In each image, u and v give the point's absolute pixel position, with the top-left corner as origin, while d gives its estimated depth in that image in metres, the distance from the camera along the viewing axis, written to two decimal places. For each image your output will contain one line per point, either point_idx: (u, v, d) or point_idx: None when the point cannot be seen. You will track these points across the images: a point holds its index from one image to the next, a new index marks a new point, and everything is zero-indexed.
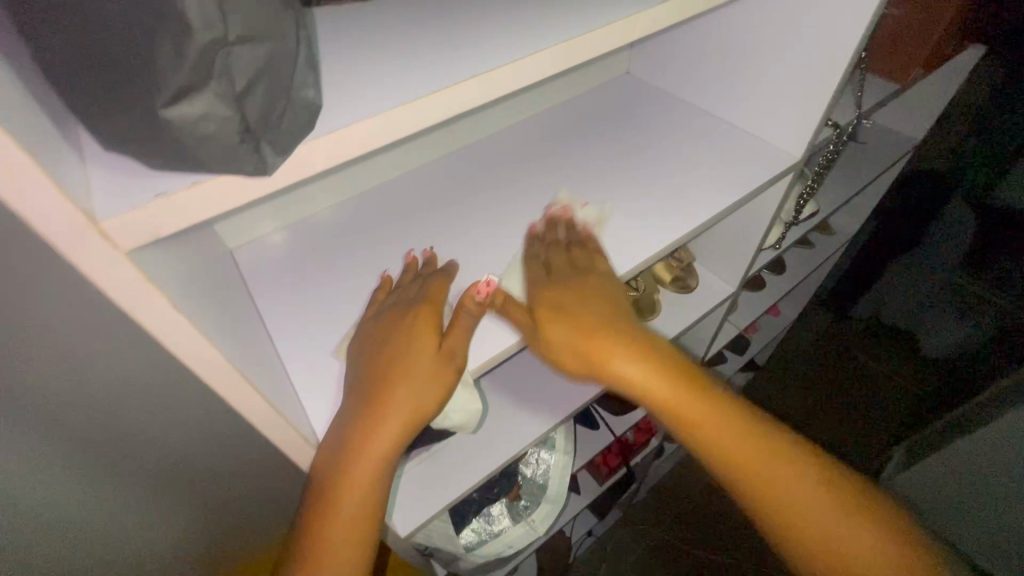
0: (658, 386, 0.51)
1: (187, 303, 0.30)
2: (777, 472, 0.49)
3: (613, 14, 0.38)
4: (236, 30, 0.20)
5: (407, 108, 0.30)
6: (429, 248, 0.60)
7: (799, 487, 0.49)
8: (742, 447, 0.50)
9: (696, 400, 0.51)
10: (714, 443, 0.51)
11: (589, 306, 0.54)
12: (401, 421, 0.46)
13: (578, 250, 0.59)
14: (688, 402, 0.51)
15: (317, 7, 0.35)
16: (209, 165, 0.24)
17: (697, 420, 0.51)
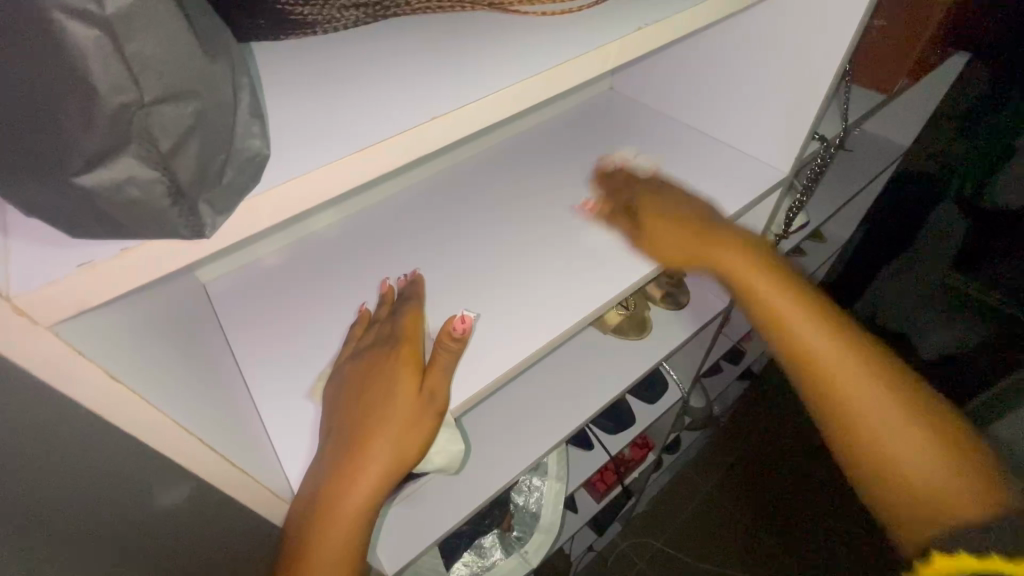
0: (754, 300, 0.52)
1: (134, 371, 0.27)
2: (874, 398, 0.45)
3: (587, 42, 0.37)
4: (153, 90, 0.18)
5: (364, 154, 0.28)
6: (412, 272, 0.58)
7: (897, 419, 0.44)
8: (841, 366, 0.47)
9: (793, 320, 0.50)
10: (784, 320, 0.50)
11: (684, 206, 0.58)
12: (384, 466, 0.44)
13: (642, 181, 0.63)
14: (779, 310, 0.50)
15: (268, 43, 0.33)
16: (138, 231, 0.21)
17: (793, 338, 0.49)
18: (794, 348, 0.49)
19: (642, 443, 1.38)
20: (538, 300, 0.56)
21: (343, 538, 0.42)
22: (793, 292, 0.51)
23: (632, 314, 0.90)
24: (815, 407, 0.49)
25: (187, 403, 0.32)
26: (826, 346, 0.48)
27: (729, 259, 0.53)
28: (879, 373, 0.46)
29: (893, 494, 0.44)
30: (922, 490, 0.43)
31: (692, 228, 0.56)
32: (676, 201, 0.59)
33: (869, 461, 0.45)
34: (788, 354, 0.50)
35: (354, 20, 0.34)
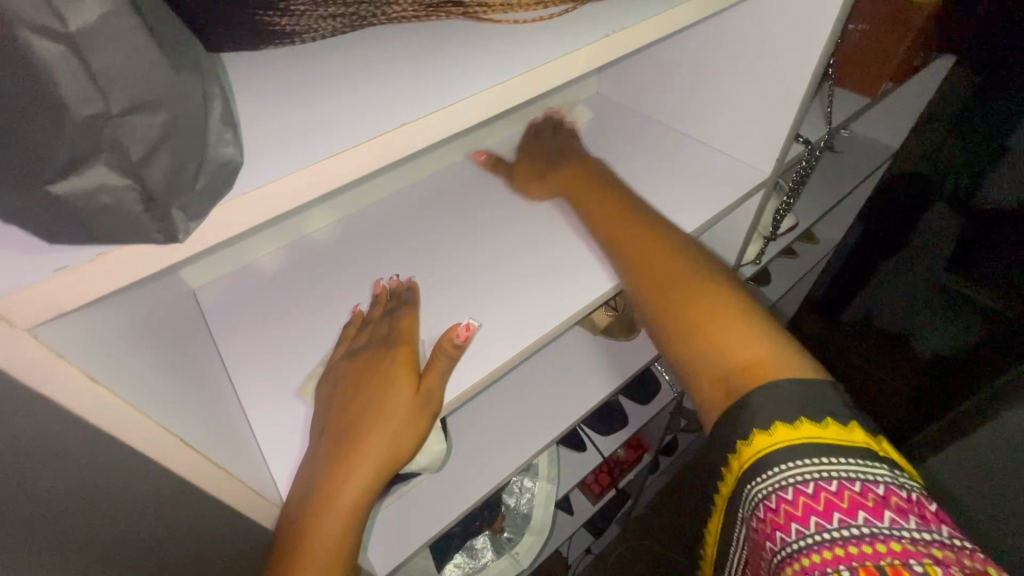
0: (607, 221, 0.56)
1: (115, 372, 0.28)
2: (691, 283, 0.47)
3: (558, 46, 0.38)
4: (121, 103, 0.19)
5: (337, 159, 0.29)
6: (402, 277, 0.59)
7: (711, 299, 0.46)
8: (677, 267, 0.49)
9: (639, 230, 0.54)
10: (618, 233, 0.55)
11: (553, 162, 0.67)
12: (375, 466, 0.44)
13: (540, 133, 0.72)
14: (625, 228, 0.54)
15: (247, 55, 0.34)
16: (112, 236, 0.22)
17: (639, 244, 0.52)
18: (635, 256, 0.52)
19: (637, 444, 1.38)
20: (523, 303, 0.57)
21: (332, 536, 0.42)
22: (629, 211, 0.56)
23: (622, 315, 0.90)
24: (648, 303, 0.49)
25: (170, 405, 0.32)
26: (648, 247, 0.52)
27: (586, 193, 0.60)
28: (704, 270, 0.48)
29: (706, 369, 0.43)
30: (729, 359, 0.42)
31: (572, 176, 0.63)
32: (551, 158, 0.67)
33: (687, 339, 0.45)
34: (629, 258, 0.53)
35: (332, 30, 0.36)
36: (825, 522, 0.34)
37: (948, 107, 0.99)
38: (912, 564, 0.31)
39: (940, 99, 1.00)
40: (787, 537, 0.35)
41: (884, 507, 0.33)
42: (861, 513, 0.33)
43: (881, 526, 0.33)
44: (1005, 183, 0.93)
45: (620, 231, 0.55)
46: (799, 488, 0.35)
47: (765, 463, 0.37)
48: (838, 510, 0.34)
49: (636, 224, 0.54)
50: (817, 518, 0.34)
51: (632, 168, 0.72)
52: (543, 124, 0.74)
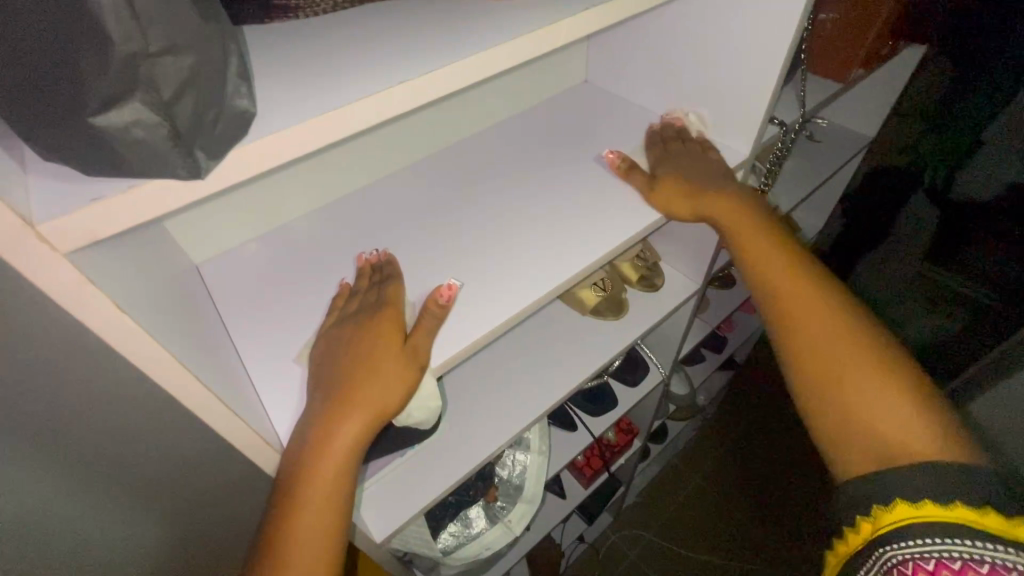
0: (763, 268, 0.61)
1: (138, 306, 0.31)
2: (843, 352, 0.55)
3: (542, 20, 0.41)
4: (156, 42, 0.22)
5: (343, 113, 0.32)
6: (378, 249, 0.62)
7: (867, 370, 0.53)
8: (827, 332, 0.56)
9: (795, 288, 0.59)
10: (771, 276, 0.60)
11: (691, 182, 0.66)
12: (369, 411, 0.47)
13: (683, 153, 0.71)
14: (786, 283, 0.59)
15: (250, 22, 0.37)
16: (144, 170, 0.25)
17: (794, 307, 0.58)
18: (787, 310, 0.59)
19: (627, 428, 1.42)
20: (513, 277, 0.61)
21: (332, 472, 0.46)
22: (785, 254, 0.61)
23: (608, 296, 0.94)
24: (795, 362, 0.58)
25: (184, 347, 0.35)
26: (799, 301, 0.58)
27: (739, 228, 0.63)
28: (839, 315, 0.57)
29: (862, 447, 0.52)
30: (885, 443, 0.50)
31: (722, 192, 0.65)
32: (700, 179, 0.66)
33: (836, 409, 0.53)
34: (776, 306, 0.60)
35: (332, 5, 0.39)
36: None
37: (928, 96, 1.04)
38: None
39: (920, 88, 1.05)
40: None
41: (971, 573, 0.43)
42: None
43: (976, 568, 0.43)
44: (980, 176, 0.99)
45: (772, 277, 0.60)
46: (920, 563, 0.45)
47: (901, 532, 0.47)
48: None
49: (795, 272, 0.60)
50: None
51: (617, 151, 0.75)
52: (670, 130, 0.74)
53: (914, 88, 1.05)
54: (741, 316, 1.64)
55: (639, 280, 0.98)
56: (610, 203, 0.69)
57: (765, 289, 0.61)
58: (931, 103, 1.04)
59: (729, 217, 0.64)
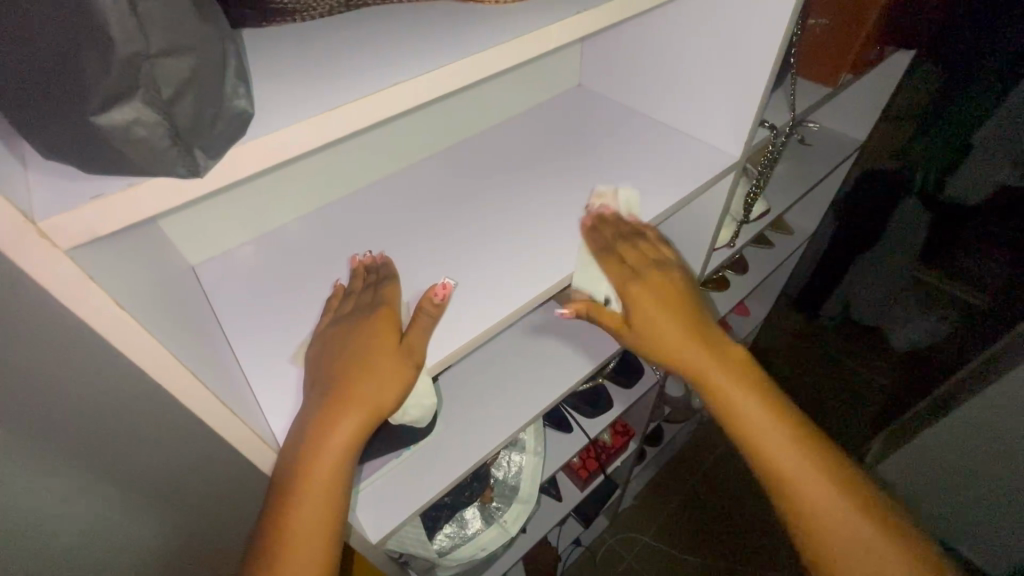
0: (729, 405, 0.59)
1: (136, 303, 0.31)
2: (821, 501, 0.54)
3: (539, 22, 0.42)
4: (158, 43, 0.22)
5: (336, 113, 0.33)
6: (372, 251, 0.63)
7: (846, 517, 0.53)
8: (811, 480, 0.55)
9: (758, 424, 0.57)
10: (744, 415, 0.58)
11: (662, 304, 0.62)
12: (364, 411, 0.48)
13: (637, 252, 0.65)
14: (753, 419, 0.57)
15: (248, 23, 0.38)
16: (144, 168, 0.26)
17: (764, 445, 0.57)
18: (766, 459, 0.57)
19: (622, 430, 1.42)
20: (508, 279, 0.62)
21: (328, 470, 0.46)
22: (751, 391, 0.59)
23: None
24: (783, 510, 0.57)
25: (182, 346, 0.35)
26: (772, 446, 0.56)
27: (705, 364, 0.60)
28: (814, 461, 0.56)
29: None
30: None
31: (680, 314, 0.62)
32: (666, 294, 0.63)
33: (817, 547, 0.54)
34: (750, 448, 0.58)
35: (328, 9, 0.39)
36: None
37: (919, 102, 1.05)
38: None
39: (910, 94, 1.06)
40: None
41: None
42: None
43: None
44: (968, 180, 1.01)
45: (745, 419, 0.58)
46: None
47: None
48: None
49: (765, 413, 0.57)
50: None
51: (611, 154, 0.77)
52: (607, 225, 0.66)
53: (905, 94, 1.06)
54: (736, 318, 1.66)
55: None
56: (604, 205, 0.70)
57: (737, 432, 0.59)
58: (921, 108, 1.05)
59: (688, 350, 0.60)
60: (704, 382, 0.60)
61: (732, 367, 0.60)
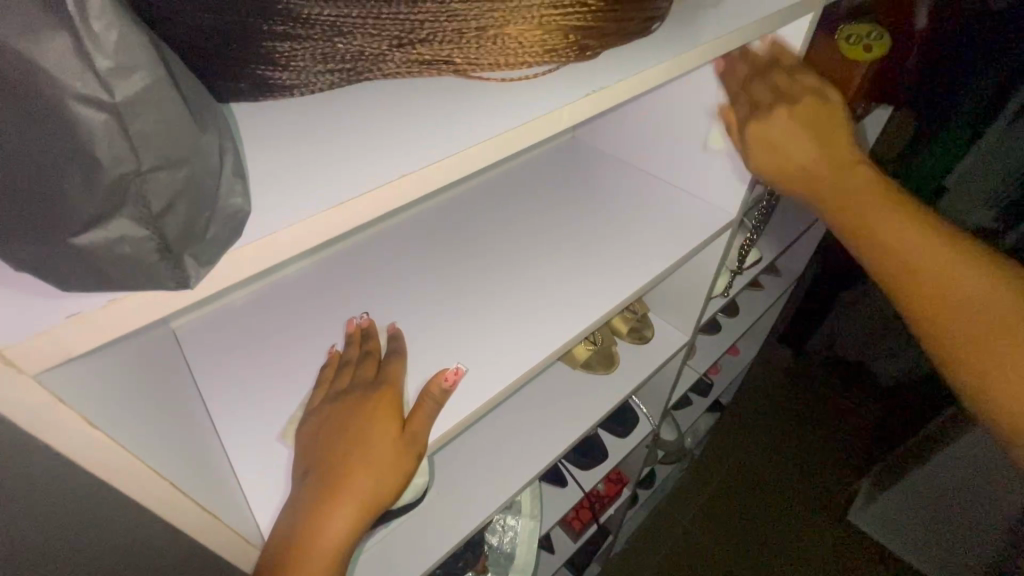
0: (875, 227, 0.53)
1: (115, 418, 0.28)
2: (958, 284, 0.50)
3: (548, 103, 0.42)
4: (149, 159, 0.20)
5: (337, 211, 0.32)
6: (366, 313, 0.60)
7: (983, 299, 0.50)
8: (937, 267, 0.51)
9: (929, 252, 0.51)
10: (859, 214, 0.54)
11: (805, 114, 0.56)
12: (359, 503, 0.44)
13: (784, 81, 0.59)
14: (910, 241, 0.52)
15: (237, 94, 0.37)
16: (126, 284, 0.23)
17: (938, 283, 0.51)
18: (887, 245, 0.53)
19: (616, 477, 1.38)
20: (507, 343, 0.60)
21: (322, 565, 0.42)
22: (871, 187, 0.54)
23: (599, 349, 0.92)
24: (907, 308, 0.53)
25: (167, 452, 0.32)
26: (890, 234, 0.53)
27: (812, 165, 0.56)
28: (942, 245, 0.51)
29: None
30: None
31: (814, 133, 0.55)
32: (810, 119, 0.55)
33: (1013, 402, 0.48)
34: (872, 244, 0.54)
35: (329, 84, 0.40)
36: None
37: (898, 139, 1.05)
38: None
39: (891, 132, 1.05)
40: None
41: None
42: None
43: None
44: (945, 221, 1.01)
45: (860, 213, 0.54)
46: None
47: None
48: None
49: (886, 204, 0.53)
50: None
51: (609, 209, 0.76)
52: (735, 65, 0.63)
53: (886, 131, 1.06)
54: (726, 359, 1.66)
55: (629, 332, 0.96)
56: (604, 263, 0.69)
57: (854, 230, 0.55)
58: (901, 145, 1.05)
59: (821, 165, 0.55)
60: (843, 200, 0.55)
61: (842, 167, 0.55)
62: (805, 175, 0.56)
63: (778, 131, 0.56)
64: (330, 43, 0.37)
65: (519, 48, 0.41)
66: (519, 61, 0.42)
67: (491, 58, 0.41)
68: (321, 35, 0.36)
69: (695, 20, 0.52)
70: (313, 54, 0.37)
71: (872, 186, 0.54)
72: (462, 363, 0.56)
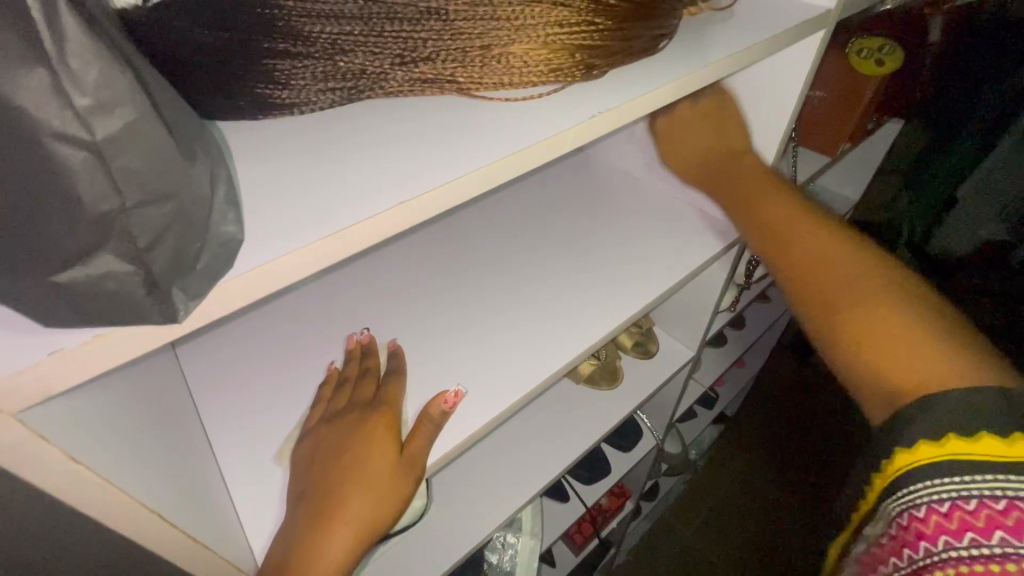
0: (748, 196, 0.59)
1: (100, 450, 0.27)
2: (827, 252, 0.52)
3: (556, 124, 0.41)
4: (134, 196, 0.20)
5: (336, 238, 0.31)
6: (367, 329, 0.59)
7: (852, 267, 0.51)
8: (807, 234, 0.53)
9: (790, 214, 0.55)
10: (741, 187, 0.60)
11: (711, 116, 0.66)
12: (356, 528, 0.43)
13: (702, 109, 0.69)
14: (783, 211, 0.56)
15: (238, 90, 0.36)
16: (110, 320, 0.22)
17: (795, 234, 0.54)
18: (762, 213, 0.57)
19: (619, 491, 1.36)
20: (510, 362, 0.59)
21: None
22: (758, 175, 0.61)
23: (602, 364, 0.91)
24: (780, 273, 0.54)
25: (157, 481, 0.31)
26: (765, 202, 0.57)
27: (708, 154, 0.65)
28: (815, 221, 0.54)
29: (887, 379, 0.45)
30: (913, 382, 0.43)
31: (706, 127, 0.66)
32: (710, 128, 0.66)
33: (858, 343, 0.47)
34: (750, 212, 0.58)
35: (331, 102, 0.39)
36: (932, 544, 0.38)
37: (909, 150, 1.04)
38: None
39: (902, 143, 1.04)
40: (911, 555, 0.39)
41: (997, 527, 0.36)
42: (970, 533, 0.37)
43: (992, 546, 0.36)
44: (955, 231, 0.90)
45: (742, 186, 0.60)
46: (932, 507, 0.39)
47: (911, 475, 0.40)
48: (946, 533, 0.38)
49: (770, 186, 0.59)
50: (927, 540, 0.38)
51: (615, 224, 0.75)
52: None
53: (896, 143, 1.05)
54: (732, 371, 1.64)
55: (633, 346, 0.95)
56: (609, 280, 0.68)
57: (736, 202, 0.60)
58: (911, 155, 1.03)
59: (716, 155, 0.64)
60: (728, 180, 0.62)
61: (733, 158, 0.63)
62: (705, 160, 0.65)
63: (684, 126, 0.67)
64: (332, 61, 0.37)
65: (525, 67, 0.40)
66: (524, 80, 0.41)
67: (496, 77, 0.40)
68: (323, 53, 0.36)
69: (704, 38, 0.51)
70: (314, 72, 0.37)
71: (759, 173, 0.61)
72: (462, 385, 0.55)
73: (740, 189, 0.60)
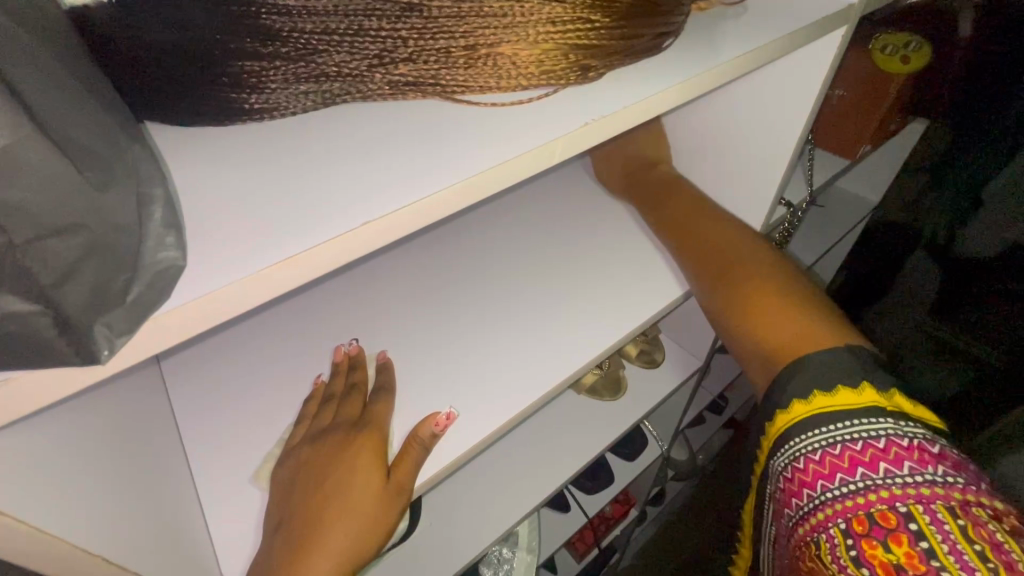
0: (661, 197, 0.63)
1: (35, 495, 0.25)
2: (720, 235, 0.56)
3: (547, 132, 0.37)
4: (24, 231, 0.18)
5: (286, 266, 0.27)
6: (355, 341, 0.57)
7: (741, 246, 0.54)
8: (706, 221, 0.58)
9: (691, 204, 0.60)
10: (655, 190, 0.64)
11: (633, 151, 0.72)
12: (333, 562, 0.41)
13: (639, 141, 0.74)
14: (688, 206, 0.60)
15: (202, 100, 0.34)
16: (21, 361, 0.20)
17: (692, 219, 0.59)
18: (667, 212, 0.62)
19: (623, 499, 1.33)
20: (504, 378, 0.56)
21: None
22: (672, 181, 0.65)
23: (604, 375, 0.87)
24: (681, 255, 0.58)
25: (100, 522, 0.29)
26: (672, 202, 0.62)
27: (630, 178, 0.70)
28: (712, 210, 0.59)
29: (766, 346, 0.48)
30: (789, 345, 0.47)
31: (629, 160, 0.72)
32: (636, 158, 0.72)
33: (744, 314, 0.50)
34: (663, 209, 0.62)
35: (307, 107, 0.36)
36: (814, 489, 0.44)
37: None
38: (899, 505, 0.40)
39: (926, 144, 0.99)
40: (804, 498, 0.44)
41: (903, 458, 0.40)
42: (882, 464, 0.41)
43: (901, 474, 0.40)
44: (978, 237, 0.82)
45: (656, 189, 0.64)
46: (809, 457, 0.44)
47: (802, 429, 0.45)
48: (862, 465, 0.41)
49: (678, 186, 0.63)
50: (823, 480, 0.43)
51: (619, 231, 0.72)
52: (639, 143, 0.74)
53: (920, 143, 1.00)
54: None
55: (638, 355, 0.91)
56: (610, 291, 0.64)
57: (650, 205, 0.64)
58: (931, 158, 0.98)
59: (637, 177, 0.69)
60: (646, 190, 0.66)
61: (650, 175, 0.68)
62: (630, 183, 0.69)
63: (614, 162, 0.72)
64: (305, 62, 0.33)
65: (514, 68, 0.36)
66: (515, 83, 0.38)
67: (483, 80, 0.37)
68: (295, 53, 0.33)
69: (713, 37, 0.47)
70: (286, 74, 0.34)
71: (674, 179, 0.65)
72: (454, 406, 0.52)
73: (649, 192, 0.65)
